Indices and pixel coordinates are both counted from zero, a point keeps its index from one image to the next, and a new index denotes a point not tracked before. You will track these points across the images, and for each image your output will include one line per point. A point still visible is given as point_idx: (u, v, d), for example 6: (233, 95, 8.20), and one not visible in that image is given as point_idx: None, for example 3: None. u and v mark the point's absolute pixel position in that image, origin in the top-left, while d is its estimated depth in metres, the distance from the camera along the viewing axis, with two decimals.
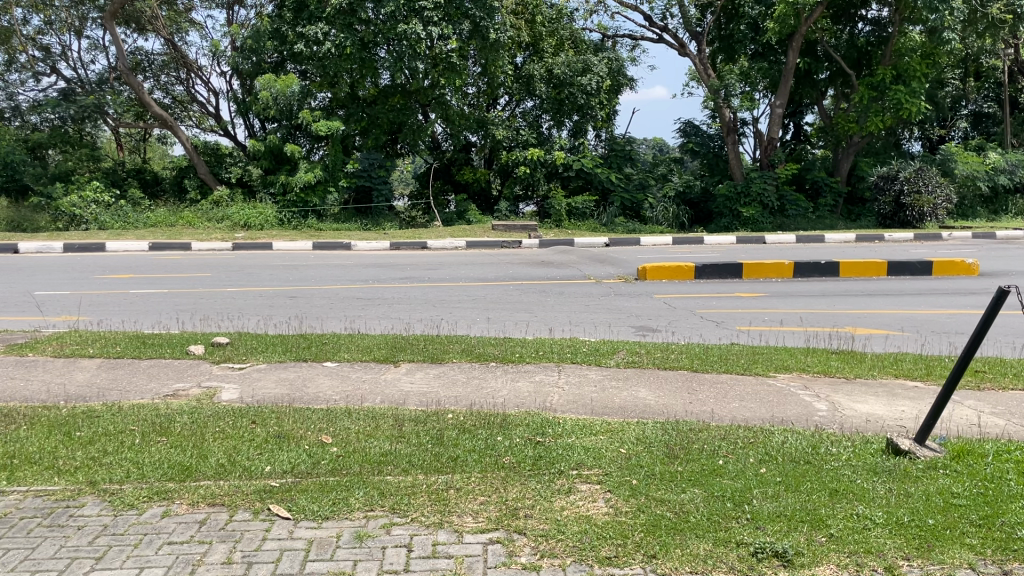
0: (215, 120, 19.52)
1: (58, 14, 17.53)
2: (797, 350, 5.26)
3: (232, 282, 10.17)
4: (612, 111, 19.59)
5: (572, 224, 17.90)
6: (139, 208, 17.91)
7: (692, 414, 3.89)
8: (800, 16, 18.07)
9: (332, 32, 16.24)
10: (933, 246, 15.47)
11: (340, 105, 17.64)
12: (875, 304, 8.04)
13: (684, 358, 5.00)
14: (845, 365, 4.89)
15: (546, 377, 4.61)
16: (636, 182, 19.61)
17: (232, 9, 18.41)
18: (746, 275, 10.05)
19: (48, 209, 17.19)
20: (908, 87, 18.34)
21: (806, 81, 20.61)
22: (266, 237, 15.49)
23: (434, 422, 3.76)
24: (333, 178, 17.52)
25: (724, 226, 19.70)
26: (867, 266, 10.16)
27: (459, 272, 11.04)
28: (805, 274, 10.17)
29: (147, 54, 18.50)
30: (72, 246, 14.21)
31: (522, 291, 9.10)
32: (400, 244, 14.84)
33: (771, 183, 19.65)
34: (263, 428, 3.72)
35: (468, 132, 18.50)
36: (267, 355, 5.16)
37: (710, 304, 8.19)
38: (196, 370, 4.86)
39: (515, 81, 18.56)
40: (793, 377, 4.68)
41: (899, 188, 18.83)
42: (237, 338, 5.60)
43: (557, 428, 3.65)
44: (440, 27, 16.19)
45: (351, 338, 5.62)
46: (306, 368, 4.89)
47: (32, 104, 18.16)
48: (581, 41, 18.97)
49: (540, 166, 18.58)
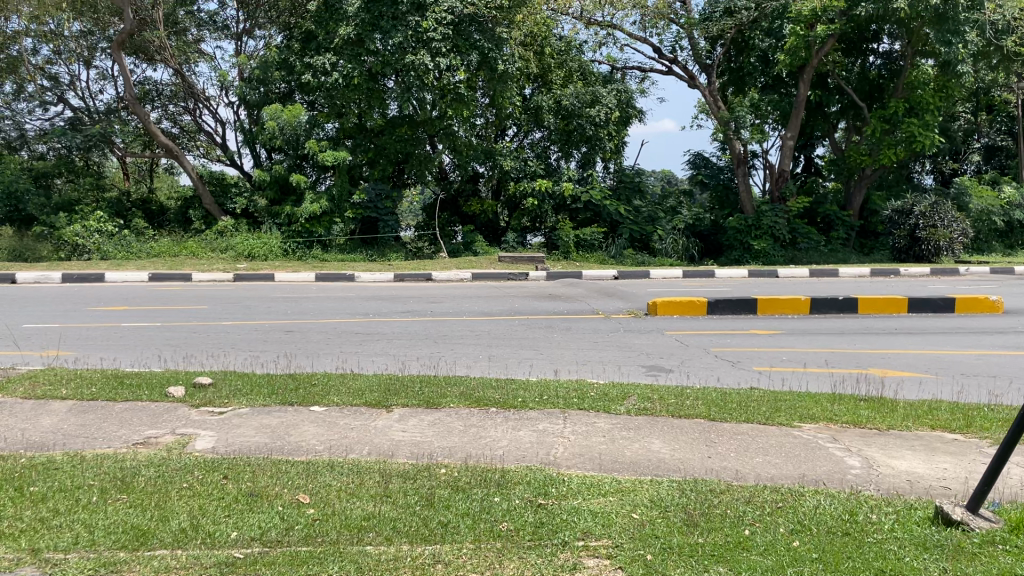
0: (223, 150, 19.40)
1: (67, 44, 17.49)
2: (823, 396, 4.85)
3: (228, 315, 9.83)
4: (622, 143, 19.33)
5: (580, 257, 17.56)
6: (143, 238, 17.69)
7: (712, 472, 3.50)
8: (812, 48, 17.89)
9: (339, 63, 16.11)
10: (952, 281, 15.05)
11: (347, 136, 17.43)
12: (899, 344, 7.64)
13: (701, 405, 4.60)
14: (876, 415, 4.48)
15: (550, 426, 4.22)
16: (645, 215, 19.30)
17: (241, 40, 18.35)
18: (760, 311, 9.67)
19: (51, 239, 16.93)
20: (922, 120, 18.05)
21: (818, 113, 20.35)
22: (269, 268, 15.19)
23: (425, 479, 3.38)
24: (338, 209, 17.23)
25: (735, 259, 19.32)
26: (887, 303, 9.78)
27: (463, 305, 10.67)
28: (822, 310, 9.78)
29: (156, 84, 18.38)
30: (70, 276, 13.95)
31: (528, 326, 8.73)
32: (404, 275, 14.53)
33: (783, 217, 19.34)
34: (235, 485, 3.35)
35: (476, 163, 18.28)
36: (250, 398, 4.79)
37: (725, 342, 7.80)
38: (172, 415, 4.49)
39: (523, 112, 18.37)
40: (820, 428, 4.28)
41: (914, 223, 18.57)
42: (220, 378, 5.22)
43: (562, 488, 3.27)
44: (448, 58, 15.98)
45: (343, 379, 5.24)
46: (291, 413, 4.52)
47: (39, 133, 17.98)
48: (590, 72, 18.72)
49: (547, 198, 18.36)
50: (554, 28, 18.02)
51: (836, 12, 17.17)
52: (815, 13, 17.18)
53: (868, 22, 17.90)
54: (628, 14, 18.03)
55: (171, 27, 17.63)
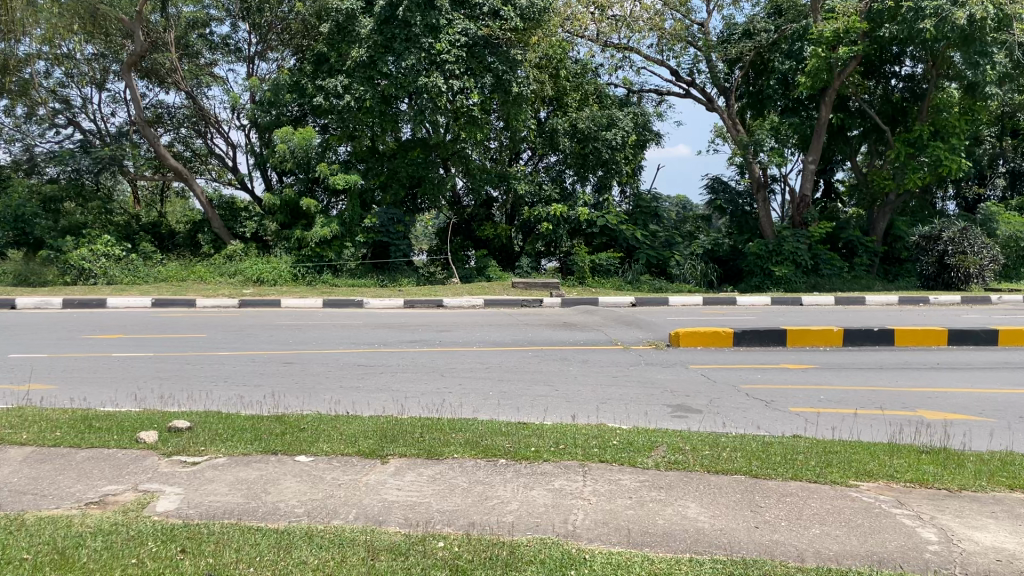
0: (234, 174, 19.11)
1: (80, 67, 17.28)
2: (878, 447, 4.27)
3: (227, 344, 9.33)
4: (638, 166, 18.86)
5: (596, 282, 16.98)
6: (150, 262, 17.32)
7: (762, 549, 2.93)
8: (834, 71, 17.40)
9: (352, 85, 15.80)
10: (987, 311, 14.33)
11: (359, 159, 17.10)
12: (945, 381, 7.04)
13: (741, 458, 4.03)
14: (943, 472, 3.89)
15: (568, 484, 3.66)
16: (662, 240, 18.70)
17: (254, 62, 18.06)
18: (789, 343, 9.08)
19: (57, 263, 16.57)
20: (948, 144, 17.34)
21: (839, 138, 19.84)
22: (275, 294, 14.66)
23: (418, 555, 2.83)
24: (349, 233, 16.76)
25: (755, 285, 18.70)
26: (925, 334, 9.17)
27: (474, 334, 10.13)
28: (857, 342, 9.18)
29: (168, 107, 18.07)
30: (71, 301, 13.53)
31: (541, 358, 8.17)
32: (415, 301, 14.01)
33: (804, 242, 18.74)
34: (193, 561, 2.80)
35: (490, 187, 17.89)
36: (230, 446, 4.25)
37: (756, 378, 7.21)
38: (139, 466, 3.97)
39: (538, 135, 17.97)
40: (882, 488, 3.70)
41: (944, 249, 17.88)
42: (199, 421, 4.69)
43: (583, 571, 2.70)
44: (462, 80, 15.50)
45: (336, 423, 4.70)
46: (273, 464, 3.98)
47: (47, 155, 17.73)
48: (606, 95, 18.32)
49: (563, 223, 17.81)
50: (571, 51, 17.60)
51: (858, 34, 16.70)
52: (838, 35, 16.69)
53: (890, 43, 17.39)
54: (645, 36, 17.61)
55: (182, 49, 17.34)
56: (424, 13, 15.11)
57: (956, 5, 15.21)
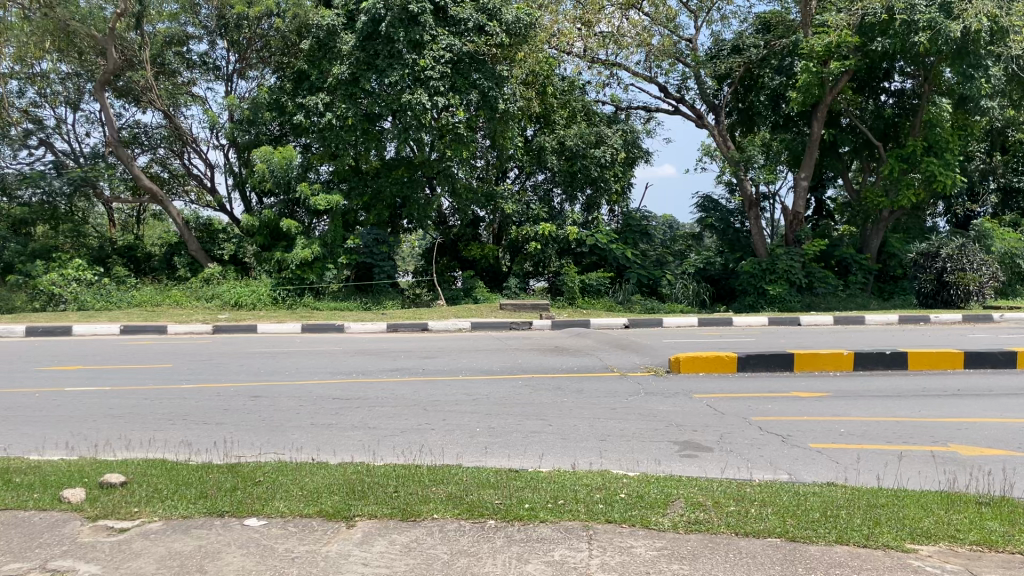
0: (213, 196, 18.50)
1: (54, 87, 16.58)
2: (929, 499, 3.67)
3: (192, 375, 8.65)
4: (628, 184, 18.38)
5: (587, 303, 16.35)
6: (124, 286, 16.59)
7: None
8: (825, 85, 16.90)
9: (333, 103, 15.26)
10: (993, 330, 13.81)
11: (341, 179, 16.54)
12: (972, 409, 6.45)
13: (773, 515, 3.41)
14: (1013, 531, 3.28)
15: (569, 555, 3.03)
16: (653, 259, 18.17)
17: (233, 81, 17.45)
18: (797, 368, 8.49)
19: (26, 288, 15.80)
20: (942, 159, 16.86)
21: (831, 154, 19.45)
22: (252, 320, 13.95)
23: None
24: (332, 255, 16.10)
25: (749, 305, 18.20)
26: (941, 357, 8.60)
27: (459, 361, 9.51)
28: (868, 365, 8.60)
29: (145, 128, 17.40)
30: (35, 329, 12.80)
31: (533, 388, 7.53)
32: (398, 325, 13.35)
33: (799, 261, 18.22)
34: None
35: (476, 207, 17.31)
36: (168, 506, 3.60)
37: (767, 409, 6.59)
38: (56, 536, 3.31)
39: (525, 153, 17.40)
40: (947, 554, 3.08)
41: (943, 267, 17.37)
42: (137, 475, 4.03)
43: None
44: (446, 97, 14.92)
45: (297, 474, 4.05)
46: (216, 531, 3.33)
47: (19, 177, 16.59)
48: (594, 113, 17.87)
49: (551, 243, 17.27)
50: (557, 68, 17.06)
51: (850, 48, 16.24)
52: (829, 49, 16.20)
53: (881, 58, 16.97)
54: (632, 53, 17.10)
55: (158, 68, 16.63)
56: (407, 29, 14.57)
57: (950, 18, 14.70)
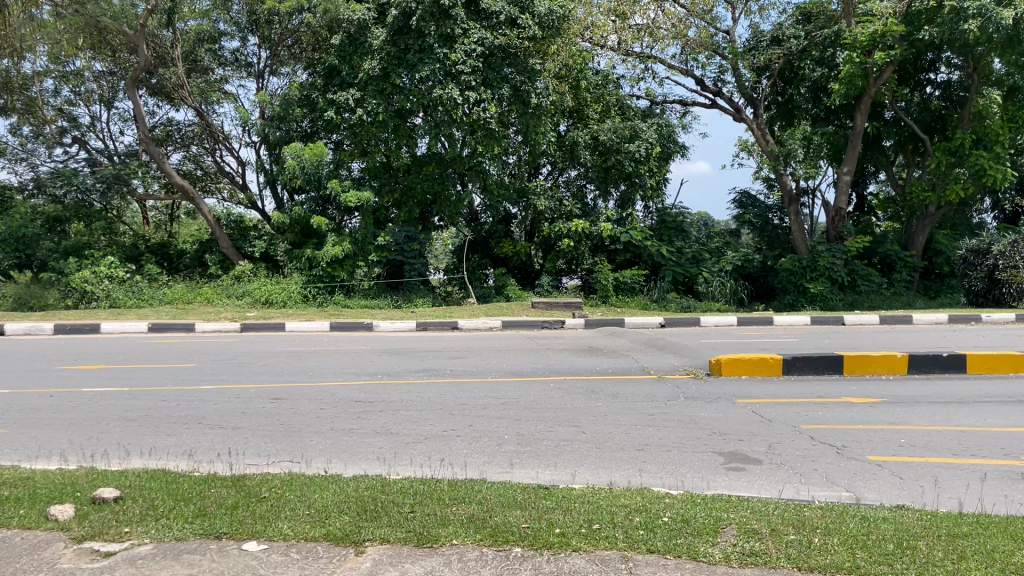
0: (245, 193, 18.29)
1: (88, 85, 16.41)
2: (1018, 527, 3.21)
3: (213, 376, 8.37)
4: (663, 179, 17.85)
5: (620, 301, 15.86)
6: (155, 284, 16.44)
7: None
8: (870, 77, 16.14)
9: (363, 99, 14.94)
10: None
11: (372, 175, 16.27)
12: None
13: (842, 548, 2.96)
14: None
15: None
16: (690, 256, 17.68)
17: (264, 78, 17.15)
18: (847, 371, 7.99)
19: (58, 286, 15.69)
20: (992, 153, 16.08)
21: (875, 148, 18.72)
22: (281, 318, 13.70)
23: None
24: (362, 252, 15.78)
25: (789, 304, 17.45)
26: (1003, 360, 8.03)
27: (489, 362, 9.13)
28: (923, 368, 8.07)
29: (177, 125, 17.22)
30: (63, 327, 12.66)
31: (566, 392, 7.13)
32: (428, 324, 13.00)
33: (842, 257, 17.54)
34: None
35: (509, 203, 16.94)
36: (163, 525, 3.26)
37: (818, 415, 6.12)
38: (34, 560, 2.98)
39: (558, 149, 16.98)
40: None
41: (993, 263, 16.44)
42: (134, 489, 3.70)
43: None
44: (478, 92, 14.46)
45: (306, 489, 3.71)
46: (209, 558, 2.97)
47: (53, 176, 16.51)
48: (628, 107, 17.37)
49: (585, 239, 16.86)
50: (590, 62, 16.58)
51: (896, 37, 15.50)
52: (873, 39, 15.46)
53: (927, 48, 16.24)
54: (667, 45, 16.56)
55: (190, 64, 16.40)
56: (438, 22, 14.22)
57: (1003, 5, 13.90)
